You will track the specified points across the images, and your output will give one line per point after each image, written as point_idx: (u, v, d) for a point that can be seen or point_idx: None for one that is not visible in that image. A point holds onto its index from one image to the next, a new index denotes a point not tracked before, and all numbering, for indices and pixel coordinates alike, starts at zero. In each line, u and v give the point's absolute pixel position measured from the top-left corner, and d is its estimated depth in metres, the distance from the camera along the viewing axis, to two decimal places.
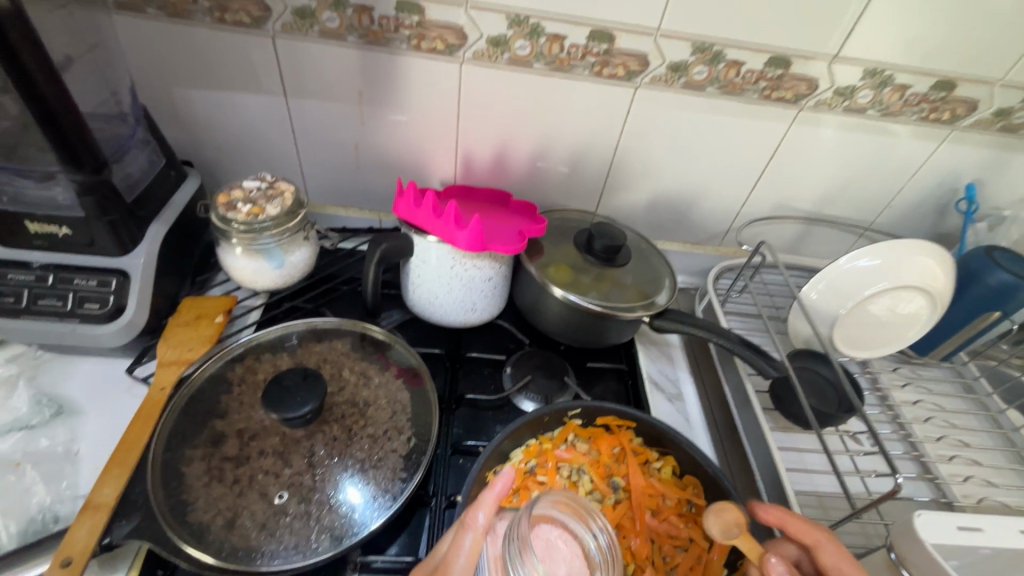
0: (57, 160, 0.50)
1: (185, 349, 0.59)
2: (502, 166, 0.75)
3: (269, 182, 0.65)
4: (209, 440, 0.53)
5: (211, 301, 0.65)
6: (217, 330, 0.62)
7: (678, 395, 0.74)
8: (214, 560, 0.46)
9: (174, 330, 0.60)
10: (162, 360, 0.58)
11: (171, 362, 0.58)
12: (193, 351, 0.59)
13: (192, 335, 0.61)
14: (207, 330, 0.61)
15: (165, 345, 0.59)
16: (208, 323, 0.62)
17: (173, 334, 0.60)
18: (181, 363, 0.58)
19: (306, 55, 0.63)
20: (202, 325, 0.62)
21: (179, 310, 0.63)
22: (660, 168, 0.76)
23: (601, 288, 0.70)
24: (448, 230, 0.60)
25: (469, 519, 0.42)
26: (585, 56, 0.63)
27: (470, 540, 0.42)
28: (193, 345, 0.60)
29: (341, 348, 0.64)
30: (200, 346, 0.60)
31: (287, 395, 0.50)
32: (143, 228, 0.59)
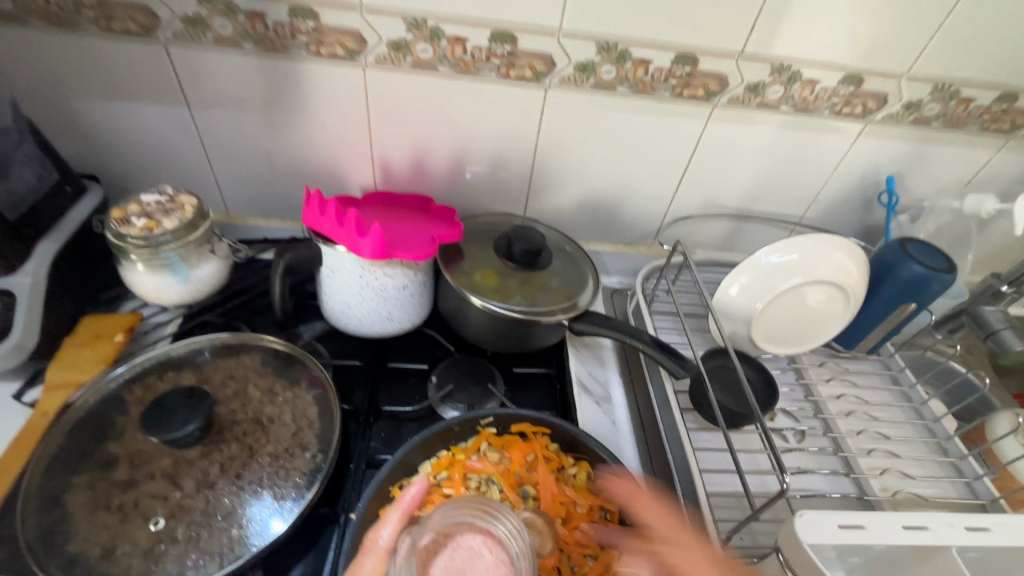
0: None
1: (76, 371, 0.57)
2: (422, 172, 0.74)
3: (170, 196, 0.63)
4: (96, 465, 0.51)
5: (111, 319, 0.63)
6: (114, 350, 0.60)
7: (606, 398, 0.72)
8: None
9: (67, 352, 0.59)
10: (49, 384, 0.56)
11: (59, 386, 0.56)
12: (84, 373, 0.57)
13: (86, 356, 0.59)
14: (103, 351, 0.60)
15: (55, 368, 0.57)
16: (105, 342, 0.60)
17: (65, 356, 0.58)
18: (70, 387, 0.56)
19: (203, 64, 0.61)
20: (98, 346, 0.60)
21: (77, 329, 0.61)
22: (582, 169, 0.75)
23: (523, 292, 0.69)
24: (351, 238, 0.59)
25: (372, 541, 0.48)
26: (490, 59, 0.62)
27: (371, 562, 0.46)
28: (85, 367, 0.58)
29: (250, 363, 0.62)
30: (92, 368, 0.58)
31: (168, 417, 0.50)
32: (32, 245, 0.57)
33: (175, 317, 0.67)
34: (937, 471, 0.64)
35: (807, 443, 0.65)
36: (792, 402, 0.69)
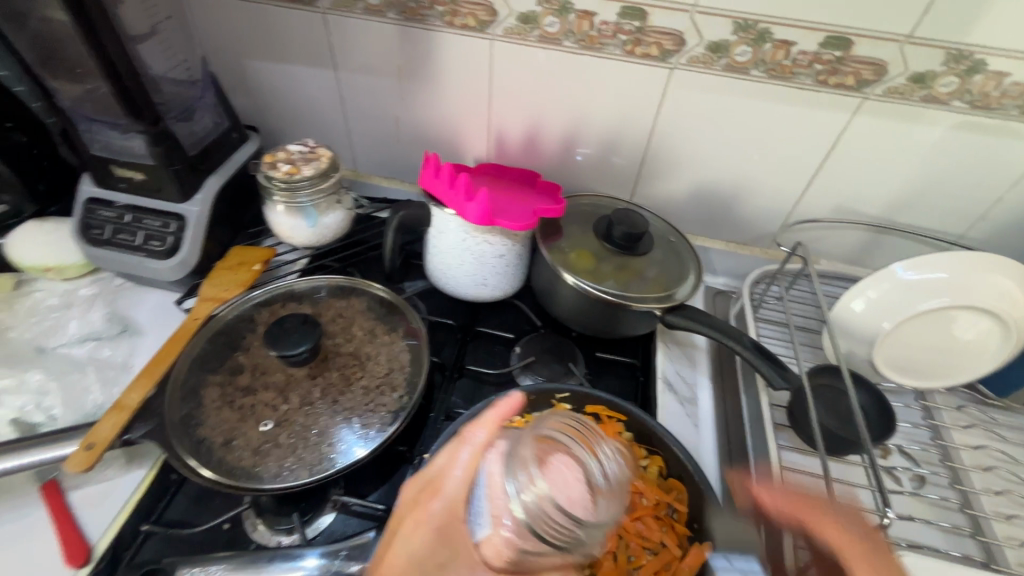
0: (130, 115, 0.59)
1: (222, 289, 0.67)
2: (534, 147, 0.75)
3: (311, 147, 0.70)
4: (227, 369, 0.60)
5: (253, 251, 0.72)
6: (252, 276, 0.69)
7: (692, 400, 0.69)
8: (208, 471, 0.52)
9: (218, 272, 0.69)
10: (202, 297, 0.66)
11: (208, 299, 0.66)
12: (227, 291, 0.66)
13: (231, 277, 0.68)
14: (244, 275, 0.69)
15: (207, 283, 0.67)
16: (246, 269, 0.69)
17: (216, 275, 0.68)
18: (216, 301, 0.65)
19: (351, 31, 0.67)
20: (241, 271, 0.69)
21: (226, 255, 0.71)
22: (700, 158, 0.71)
23: (619, 278, 0.68)
24: (459, 201, 0.63)
25: (468, 433, 0.43)
26: (616, 34, 0.61)
27: (467, 453, 0.43)
28: (229, 286, 0.67)
29: (357, 306, 0.69)
30: (234, 288, 0.67)
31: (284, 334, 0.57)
32: (203, 179, 0.68)
33: (301, 257, 0.75)
34: None
35: (926, 491, 0.56)
36: (913, 442, 0.60)
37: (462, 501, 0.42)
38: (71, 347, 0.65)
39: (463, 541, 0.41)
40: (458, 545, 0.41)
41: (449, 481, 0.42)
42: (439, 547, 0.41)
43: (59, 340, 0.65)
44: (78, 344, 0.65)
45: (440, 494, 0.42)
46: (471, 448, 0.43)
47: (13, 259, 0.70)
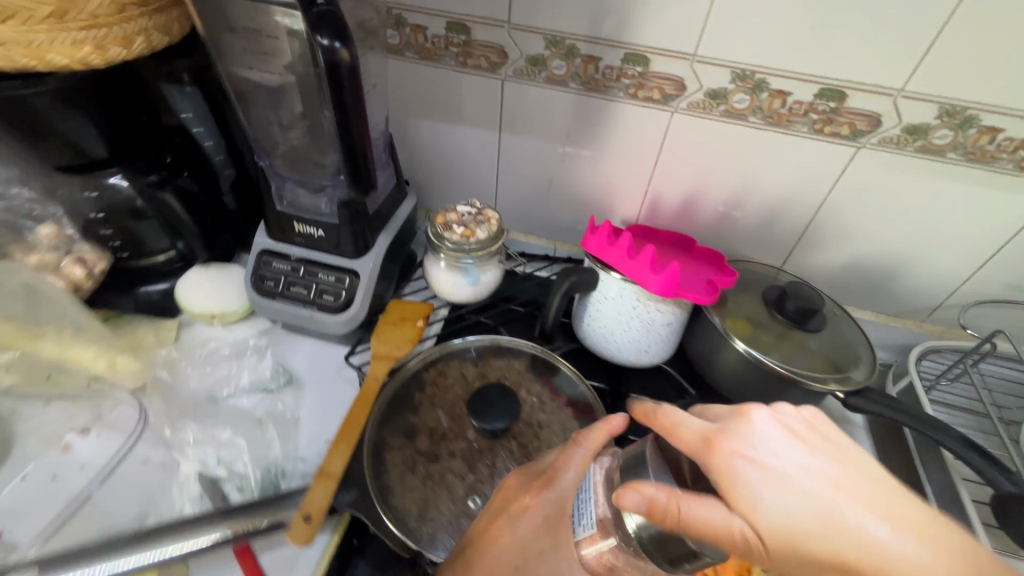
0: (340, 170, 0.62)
1: (393, 346, 0.67)
2: (689, 213, 0.75)
3: (478, 208, 0.71)
4: (403, 432, 0.60)
5: (412, 306, 0.73)
6: (417, 333, 0.70)
7: None
8: (417, 547, 0.51)
9: (385, 328, 0.69)
10: (375, 354, 0.66)
11: (381, 357, 0.66)
12: (399, 349, 0.67)
13: (399, 334, 0.69)
14: (410, 332, 0.69)
15: (378, 340, 0.68)
16: (410, 326, 0.70)
17: (384, 331, 0.69)
18: (390, 358, 0.66)
19: (528, 97, 0.69)
20: (406, 328, 0.70)
21: (388, 310, 0.72)
22: (867, 232, 0.70)
23: (783, 349, 0.66)
24: (641, 271, 0.62)
25: (581, 438, 0.47)
26: (808, 113, 0.61)
27: (578, 455, 0.45)
28: (399, 344, 0.68)
29: (518, 367, 0.68)
30: (404, 345, 0.68)
31: (489, 407, 0.58)
32: (375, 236, 0.69)
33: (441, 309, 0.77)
34: None
35: None
36: None
37: (569, 499, 0.44)
38: (240, 396, 0.65)
39: (565, 534, 0.42)
40: (561, 536, 0.42)
41: (563, 477, 0.45)
42: (544, 535, 0.43)
43: (228, 389, 0.66)
44: (245, 392, 0.66)
45: (553, 488, 0.45)
46: (583, 451, 0.45)
47: (181, 302, 0.72)
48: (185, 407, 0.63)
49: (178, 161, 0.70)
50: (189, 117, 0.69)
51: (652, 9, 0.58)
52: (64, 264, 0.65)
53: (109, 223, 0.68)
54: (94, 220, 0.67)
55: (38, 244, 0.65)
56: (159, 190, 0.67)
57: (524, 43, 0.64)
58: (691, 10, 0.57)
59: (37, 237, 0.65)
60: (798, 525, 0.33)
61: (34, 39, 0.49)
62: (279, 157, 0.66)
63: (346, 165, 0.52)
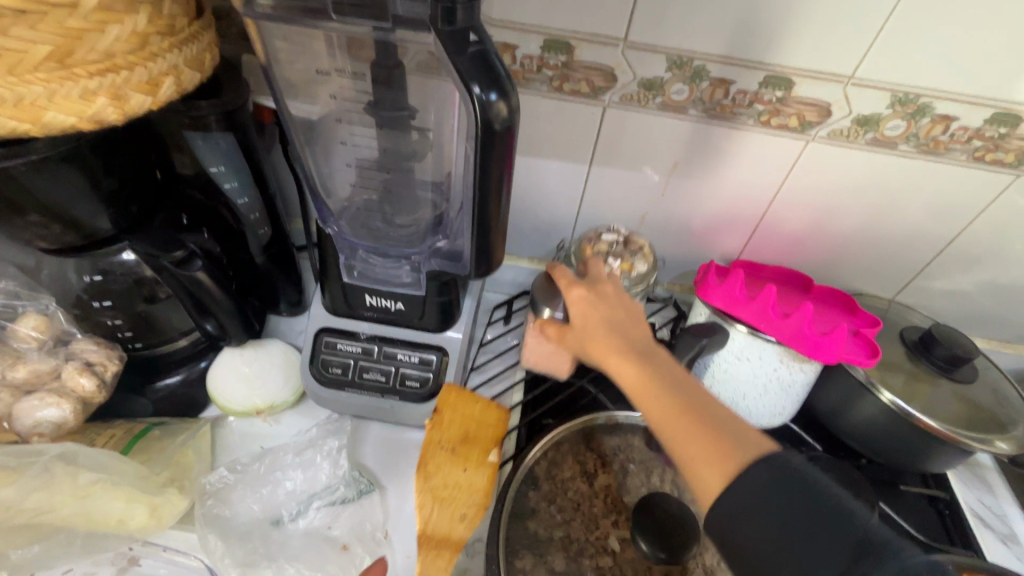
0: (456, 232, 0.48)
1: (456, 521, 0.50)
2: (801, 247, 0.67)
3: (623, 236, 0.64)
4: (532, 547, 0.50)
5: (478, 413, 0.56)
6: (490, 475, 0.52)
7: (1012, 536, 0.61)
8: None
9: (444, 475, 0.52)
10: (430, 537, 0.49)
11: (439, 540, 0.49)
12: (466, 526, 0.50)
13: (463, 491, 0.51)
14: (478, 480, 0.52)
15: (434, 509, 0.50)
16: (480, 463, 0.53)
17: (444, 483, 0.52)
18: (452, 534, 0.49)
19: (632, 126, 0.58)
20: (474, 471, 0.53)
21: (444, 419, 0.55)
22: (1002, 261, 0.63)
23: (921, 394, 0.58)
24: (801, 335, 0.54)
25: None
26: (971, 140, 0.54)
27: None
28: (467, 516, 0.50)
29: (638, 445, 0.58)
30: (470, 510, 0.50)
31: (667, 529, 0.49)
32: (462, 302, 0.57)
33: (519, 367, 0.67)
34: None
35: None
36: None
37: None
38: (312, 513, 0.52)
39: None
40: None
41: None
42: None
43: (296, 505, 0.53)
44: (317, 506, 0.53)
45: None
46: None
47: (215, 401, 0.58)
48: (248, 544, 0.49)
49: (196, 220, 0.54)
50: (219, 171, 0.55)
51: (809, 26, 0.48)
52: (65, 375, 0.49)
53: (117, 310, 0.52)
54: (96, 307, 0.52)
55: (26, 349, 0.50)
56: (187, 267, 0.49)
57: (640, 64, 0.53)
58: (857, 27, 0.48)
59: (20, 339, 0.50)
60: (582, 349, 0.48)
61: (26, 96, 0.34)
62: (344, 217, 0.52)
63: (475, 240, 0.41)
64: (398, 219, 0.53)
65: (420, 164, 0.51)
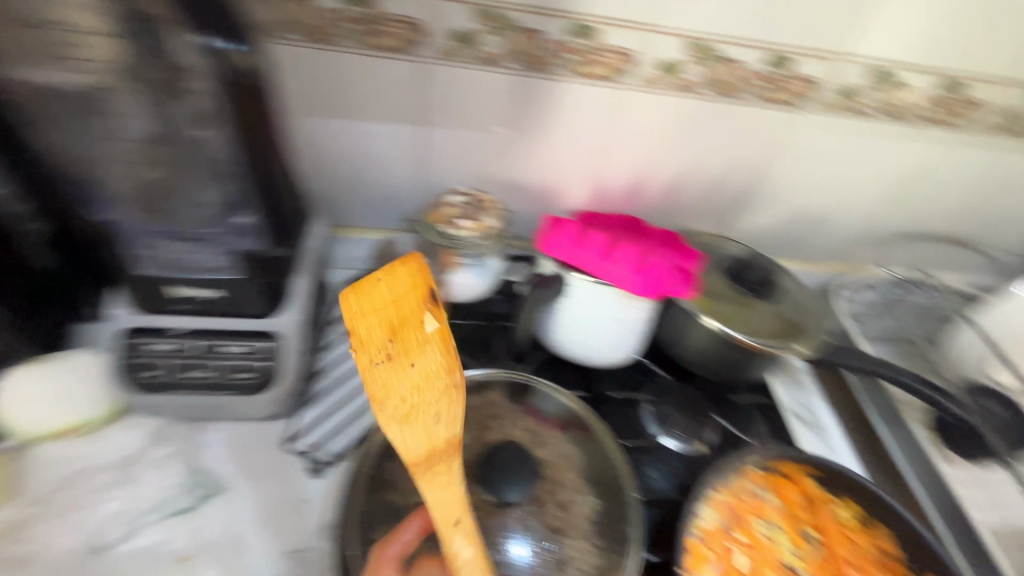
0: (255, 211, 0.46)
1: (433, 427, 0.48)
2: (636, 194, 0.70)
3: (472, 194, 0.63)
4: (391, 517, 0.50)
5: (390, 292, 0.49)
6: (446, 358, 0.49)
7: (817, 424, 0.72)
8: None
9: (393, 386, 0.48)
10: (420, 460, 0.48)
11: (429, 459, 0.48)
12: (448, 424, 0.49)
13: (422, 388, 0.48)
14: (438, 369, 0.49)
15: (404, 431, 0.47)
16: (420, 350, 0.49)
17: (395, 392, 0.47)
18: (450, 447, 0.49)
19: (454, 82, 0.57)
20: (423, 360, 0.49)
21: (356, 323, 0.47)
22: (799, 190, 0.72)
23: (744, 317, 0.65)
24: (622, 274, 0.58)
25: None
26: (758, 82, 0.59)
27: None
28: (441, 416, 0.48)
29: (496, 401, 0.59)
30: (454, 406, 0.49)
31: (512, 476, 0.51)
32: (289, 281, 0.54)
33: None
34: None
35: None
36: None
37: None
38: (145, 530, 0.48)
39: None
40: None
41: None
42: None
43: (125, 526, 0.48)
44: (151, 521, 0.49)
45: None
46: None
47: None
48: None
49: None
50: None
51: None
52: None
53: None
54: None
55: None
56: None
57: (447, 16, 0.52)
58: None
59: None
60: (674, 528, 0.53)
61: None
62: (136, 198, 0.46)
63: None
64: (194, 193, 0.46)
65: (202, 136, 0.43)
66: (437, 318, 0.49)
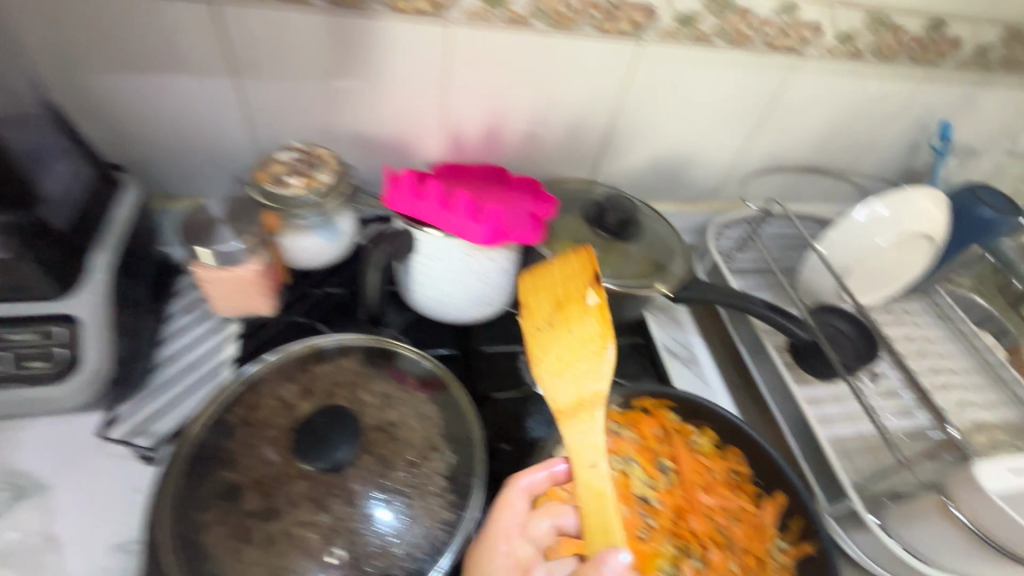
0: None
1: (583, 384, 0.49)
2: (495, 141, 0.68)
3: (304, 150, 0.59)
4: (224, 496, 0.48)
5: (561, 277, 0.50)
6: (601, 325, 0.47)
7: (692, 359, 0.74)
8: None
9: (556, 350, 0.49)
10: (565, 409, 0.49)
11: (574, 407, 0.49)
12: (602, 378, 0.48)
13: (574, 353, 0.49)
14: (592, 344, 0.48)
15: (585, 381, 0.49)
16: (581, 318, 0.48)
17: (556, 360, 0.49)
18: (595, 403, 0.49)
19: (260, 25, 0.52)
20: (580, 325, 0.48)
21: (527, 298, 0.50)
22: (658, 127, 0.72)
23: (611, 262, 0.66)
24: (462, 223, 0.54)
25: None
26: (590, 12, 0.57)
27: None
28: (590, 373, 0.48)
29: (349, 367, 0.57)
30: (591, 363, 0.48)
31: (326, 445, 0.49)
32: (83, 260, 0.48)
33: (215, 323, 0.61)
34: (997, 397, 0.71)
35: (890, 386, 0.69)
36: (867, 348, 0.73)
37: None
38: None
39: None
40: None
41: None
42: None
43: None
44: None
45: None
46: None
47: None
48: None
49: None
50: None
51: None
52: None
53: None
54: None
55: None
56: None
57: None
58: None
59: None
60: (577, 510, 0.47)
61: None
62: None
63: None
64: None
65: None
66: (597, 291, 0.47)
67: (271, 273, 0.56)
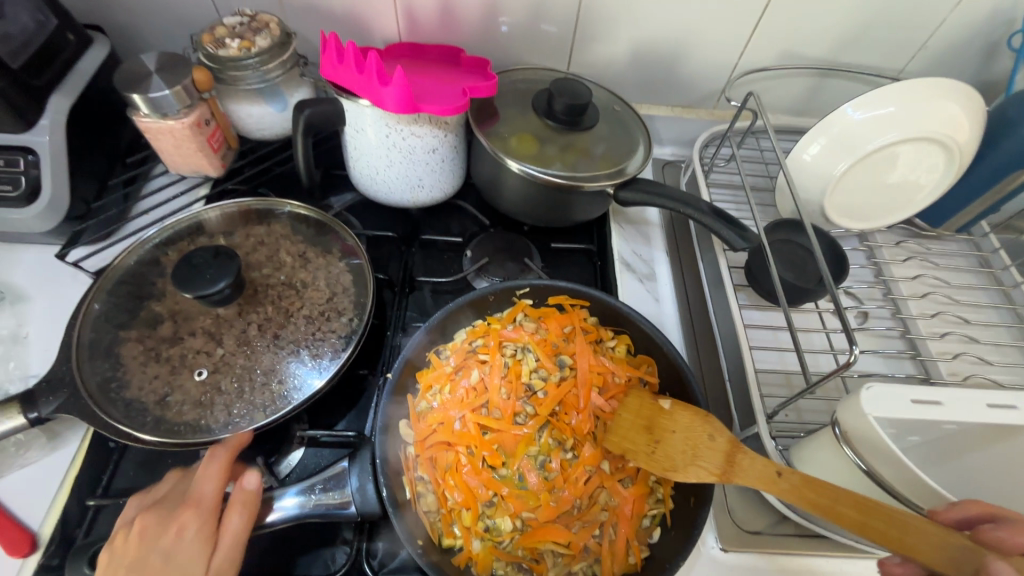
0: None
1: (712, 442, 0.44)
2: (451, 19, 0.65)
3: (250, 17, 0.60)
4: (146, 322, 0.53)
5: (630, 416, 0.49)
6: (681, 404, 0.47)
7: (650, 276, 0.67)
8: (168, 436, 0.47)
9: (666, 448, 0.45)
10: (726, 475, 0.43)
11: (729, 471, 0.43)
12: (718, 436, 0.44)
13: (690, 441, 0.45)
14: (698, 422, 0.45)
15: (698, 467, 0.44)
16: (668, 411, 0.47)
17: (685, 449, 0.45)
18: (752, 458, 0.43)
19: None
20: (677, 413, 0.46)
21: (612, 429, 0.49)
22: (636, 9, 0.63)
23: (566, 159, 0.61)
24: (373, 88, 0.52)
25: None
26: None
27: None
28: (705, 434, 0.44)
29: (281, 231, 0.60)
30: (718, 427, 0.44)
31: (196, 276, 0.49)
32: (42, 98, 0.55)
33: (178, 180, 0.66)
34: (1017, 357, 0.58)
35: (871, 325, 0.60)
36: (859, 283, 0.63)
37: None
38: None
39: None
40: None
41: None
42: None
43: None
44: None
45: None
46: None
47: None
48: None
49: None
50: None
51: None
52: None
53: None
54: None
55: None
56: None
57: None
58: None
59: None
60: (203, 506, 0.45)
61: None
62: None
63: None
64: None
65: None
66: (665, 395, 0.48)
67: (211, 133, 0.60)
